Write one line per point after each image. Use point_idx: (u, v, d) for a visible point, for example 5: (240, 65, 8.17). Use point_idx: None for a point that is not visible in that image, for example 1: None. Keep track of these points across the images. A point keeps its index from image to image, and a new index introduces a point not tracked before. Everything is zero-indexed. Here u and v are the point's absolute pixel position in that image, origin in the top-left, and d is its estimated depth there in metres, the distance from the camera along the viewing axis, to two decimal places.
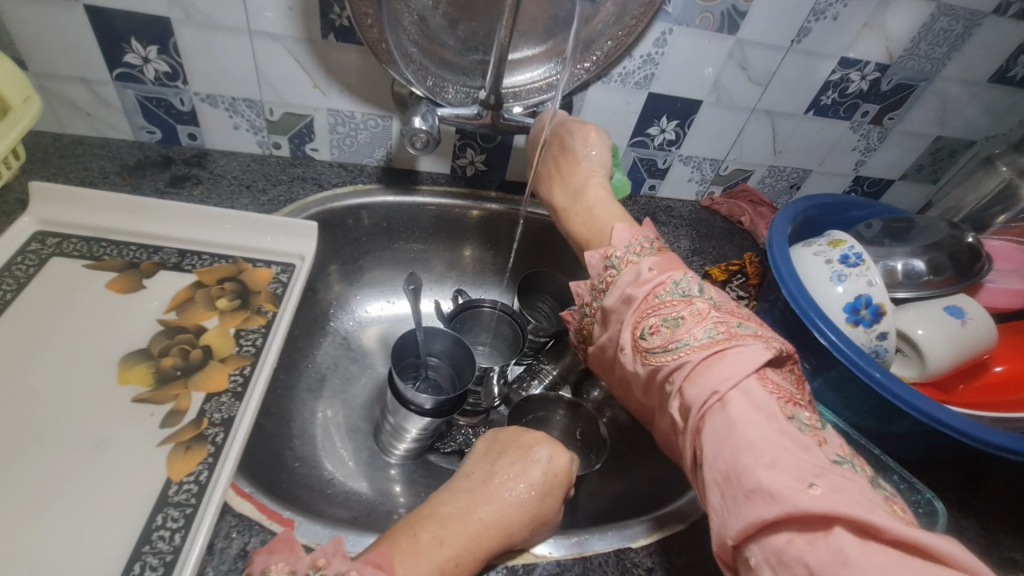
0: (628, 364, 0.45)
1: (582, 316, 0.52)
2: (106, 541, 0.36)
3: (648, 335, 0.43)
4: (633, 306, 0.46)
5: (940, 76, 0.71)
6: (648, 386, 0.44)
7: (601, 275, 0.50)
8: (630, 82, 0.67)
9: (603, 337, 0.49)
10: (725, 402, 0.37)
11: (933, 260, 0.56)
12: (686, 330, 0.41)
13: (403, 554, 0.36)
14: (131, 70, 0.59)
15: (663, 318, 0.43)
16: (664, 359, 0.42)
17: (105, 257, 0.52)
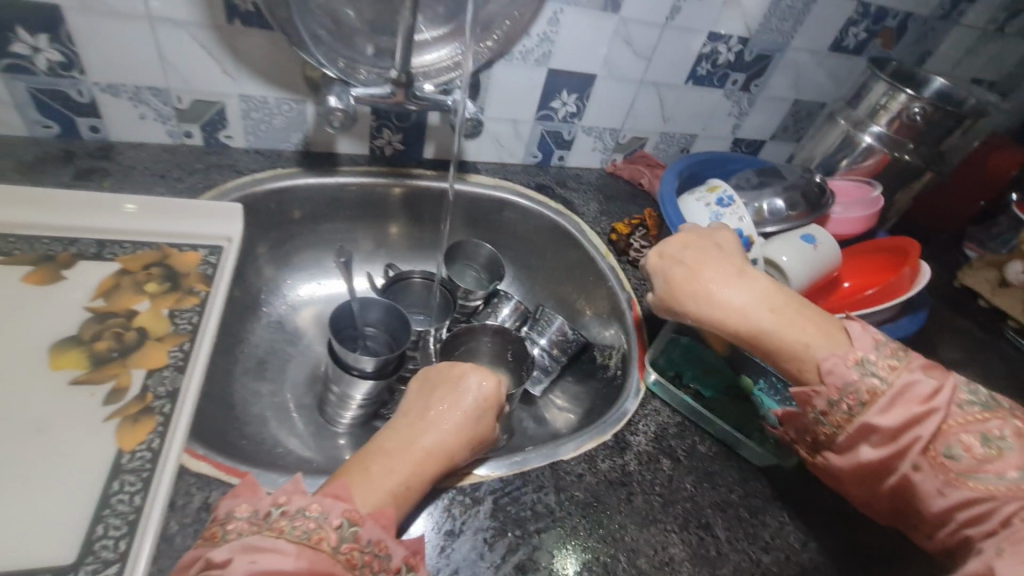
0: (920, 481, 0.40)
1: (815, 422, 0.44)
2: (64, 510, 0.38)
3: (957, 453, 0.39)
4: (934, 418, 0.40)
5: (790, 47, 0.83)
6: (946, 513, 0.39)
7: (835, 392, 0.42)
8: (531, 60, 0.73)
9: (858, 452, 0.42)
10: None
11: (789, 198, 0.67)
12: (1017, 456, 0.38)
13: (361, 482, 0.39)
14: (20, 61, 0.57)
15: (977, 433, 0.39)
16: (987, 488, 0.38)
17: (16, 252, 0.51)
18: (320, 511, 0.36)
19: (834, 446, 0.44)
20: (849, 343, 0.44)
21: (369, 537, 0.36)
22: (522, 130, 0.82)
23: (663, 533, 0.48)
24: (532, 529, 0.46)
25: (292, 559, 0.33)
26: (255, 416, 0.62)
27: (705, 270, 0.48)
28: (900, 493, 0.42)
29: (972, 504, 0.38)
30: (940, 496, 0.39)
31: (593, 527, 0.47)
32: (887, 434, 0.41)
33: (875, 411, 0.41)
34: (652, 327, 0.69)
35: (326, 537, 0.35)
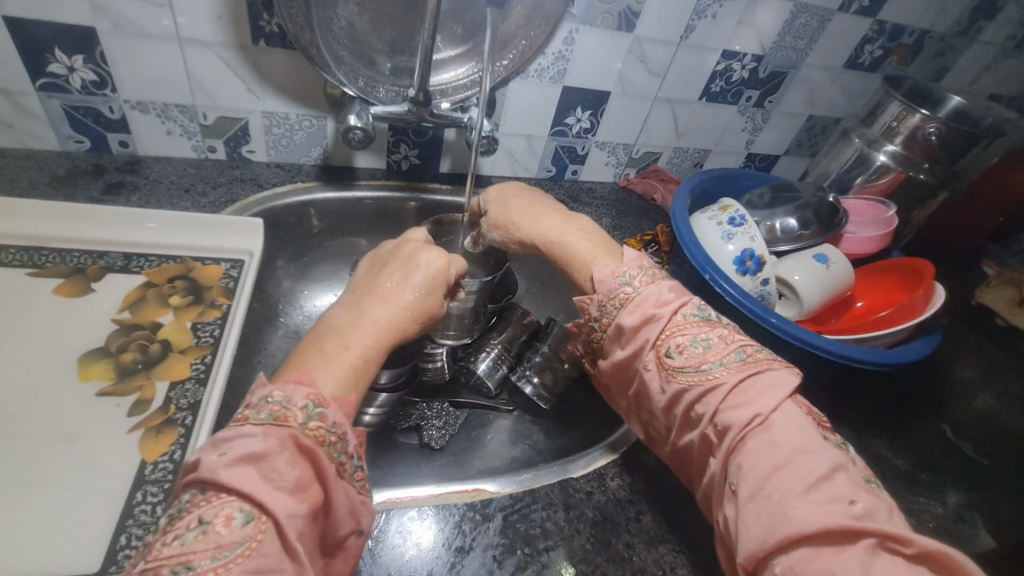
0: (650, 381, 0.46)
1: (590, 331, 0.52)
2: (90, 519, 0.39)
3: (673, 354, 0.45)
4: (658, 324, 0.47)
5: (805, 64, 0.83)
6: (668, 410, 0.45)
7: (600, 309, 0.50)
8: (546, 77, 0.74)
9: (613, 352, 0.50)
10: (756, 427, 0.39)
11: (802, 218, 0.67)
12: (718, 352, 0.44)
13: (321, 366, 0.40)
14: (55, 79, 0.59)
15: (670, 352, 0.45)
16: (692, 380, 0.43)
17: (48, 265, 0.53)
18: (279, 394, 0.36)
19: (603, 350, 0.51)
20: (622, 262, 0.52)
21: (334, 419, 0.36)
22: (537, 145, 0.83)
23: (671, 553, 0.48)
24: (540, 547, 0.46)
25: (262, 438, 0.33)
26: None
27: (512, 211, 0.60)
28: (642, 395, 0.48)
29: (692, 403, 0.43)
30: (661, 395, 0.45)
31: (603, 546, 0.47)
32: (629, 334, 0.48)
33: (628, 312, 0.48)
34: None
35: (293, 414, 0.35)
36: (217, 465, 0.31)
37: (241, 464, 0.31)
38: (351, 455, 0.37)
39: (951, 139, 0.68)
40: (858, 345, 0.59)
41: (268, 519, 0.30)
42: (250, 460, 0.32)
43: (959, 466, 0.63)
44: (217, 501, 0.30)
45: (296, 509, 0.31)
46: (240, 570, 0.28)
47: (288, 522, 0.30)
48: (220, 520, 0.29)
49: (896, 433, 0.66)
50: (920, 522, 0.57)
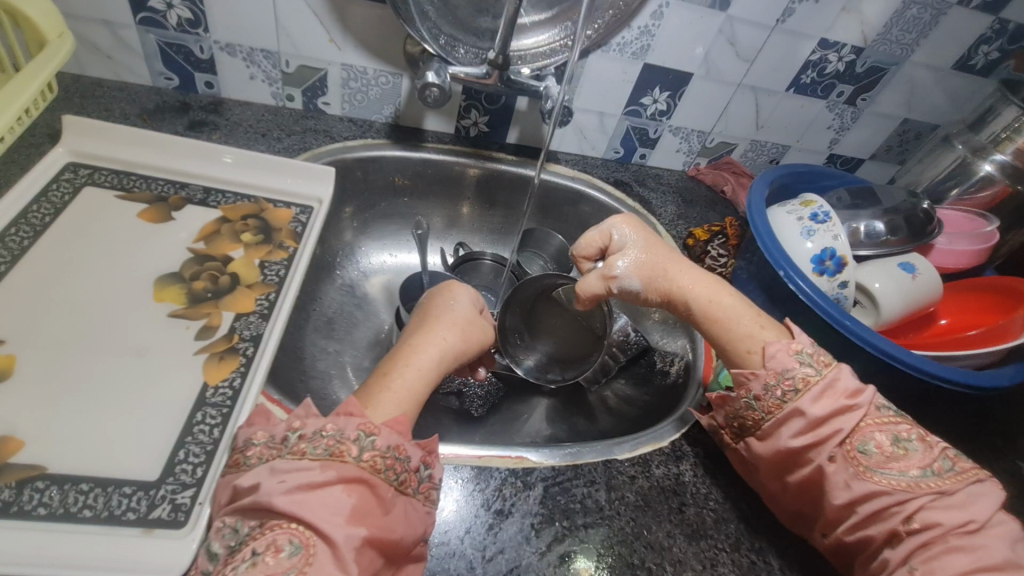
0: (833, 474, 0.42)
1: (744, 408, 0.47)
2: (153, 431, 0.41)
3: (869, 450, 0.42)
4: (854, 414, 0.43)
5: (909, 62, 0.77)
6: (847, 507, 0.42)
7: (764, 392, 0.46)
8: (627, 52, 0.71)
9: (777, 438, 0.45)
10: (966, 534, 0.38)
11: (891, 223, 0.63)
12: (925, 457, 0.42)
13: (371, 404, 0.42)
14: (154, 15, 0.61)
15: (864, 446, 0.42)
16: (894, 484, 0.41)
17: (134, 189, 0.55)
18: (331, 425, 0.38)
19: (759, 431, 0.46)
20: (795, 339, 0.48)
21: (387, 443, 0.38)
22: (609, 124, 0.80)
23: (714, 550, 0.46)
24: (579, 523, 0.45)
25: (320, 470, 0.35)
26: (321, 371, 0.64)
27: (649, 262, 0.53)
28: (806, 484, 0.44)
29: (887, 504, 0.41)
30: (840, 491, 0.42)
31: (644, 532, 0.46)
32: (809, 424, 0.44)
33: (807, 403, 0.44)
34: None
35: (347, 448, 0.37)
36: (275, 491, 0.35)
37: (297, 492, 0.34)
38: (414, 470, 0.39)
39: None
40: (942, 364, 0.54)
41: (317, 545, 0.33)
42: (308, 488, 0.35)
43: None
44: (269, 532, 0.33)
45: (351, 531, 0.34)
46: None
47: (338, 545, 0.33)
48: (270, 552, 0.32)
49: None
50: None
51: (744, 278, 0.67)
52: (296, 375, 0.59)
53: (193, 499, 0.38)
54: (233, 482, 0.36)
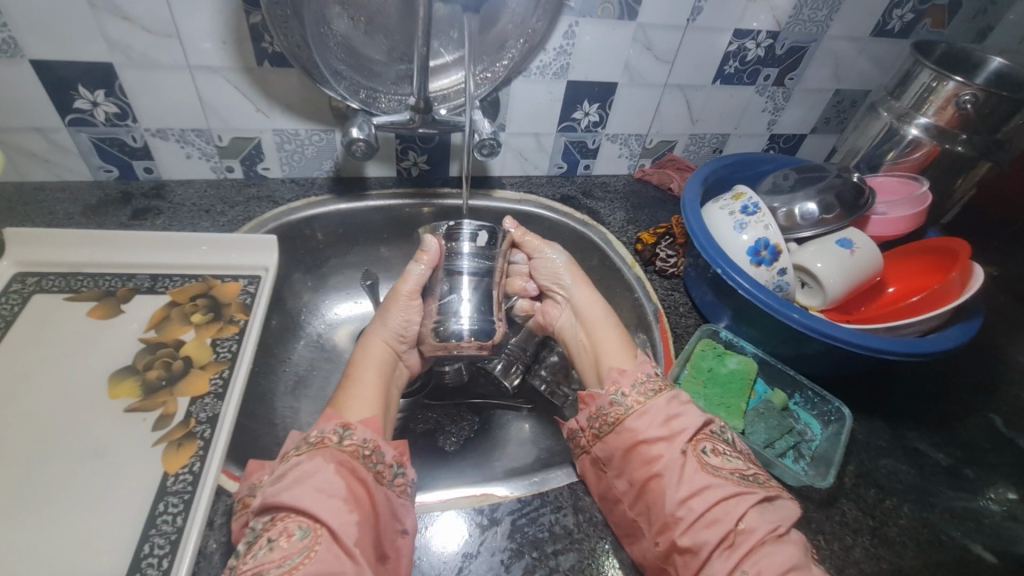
0: (672, 471, 0.46)
1: (610, 404, 0.51)
2: (116, 529, 0.42)
3: (708, 454, 0.47)
4: (695, 419, 0.49)
5: (827, 36, 0.79)
6: (683, 503, 0.45)
7: (631, 390, 0.51)
8: (549, 73, 0.73)
9: (636, 430, 0.49)
10: (775, 534, 0.42)
11: (824, 201, 0.64)
12: (743, 466, 0.47)
13: (340, 405, 0.51)
14: (82, 115, 0.63)
15: (704, 451, 0.47)
16: (724, 480, 0.45)
17: (82, 289, 0.57)
18: (313, 431, 0.46)
19: (620, 425, 0.50)
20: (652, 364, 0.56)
21: (362, 435, 0.47)
22: (546, 143, 0.82)
23: None
24: (549, 551, 0.46)
25: (310, 461, 0.43)
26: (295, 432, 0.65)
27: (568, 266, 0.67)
28: (650, 482, 0.46)
29: (717, 501, 0.44)
30: (678, 488, 0.45)
31: (614, 548, 0.47)
32: (663, 419, 0.49)
33: (663, 401, 0.50)
34: (680, 339, 0.66)
35: (329, 438, 0.45)
36: (278, 491, 0.41)
37: (296, 486, 0.41)
38: (387, 465, 0.46)
39: (989, 107, 0.62)
40: (884, 336, 0.56)
41: (322, 531, 0.39)
42: (304, 480, 0.41)
43: (1009, 460, 0.58)
44: (279, 522, 0.39)
45: (345, 513, 0.40)
46: (303, 570, 0.37)
47: (337, 529, 0.39)
48: (283, 537, 0.38)
49: (937, 426, 0.61)
50: (963, 521, 0.53)
51: (694, 276, 0.68)
52: (268, 441, 0.60)
53: None
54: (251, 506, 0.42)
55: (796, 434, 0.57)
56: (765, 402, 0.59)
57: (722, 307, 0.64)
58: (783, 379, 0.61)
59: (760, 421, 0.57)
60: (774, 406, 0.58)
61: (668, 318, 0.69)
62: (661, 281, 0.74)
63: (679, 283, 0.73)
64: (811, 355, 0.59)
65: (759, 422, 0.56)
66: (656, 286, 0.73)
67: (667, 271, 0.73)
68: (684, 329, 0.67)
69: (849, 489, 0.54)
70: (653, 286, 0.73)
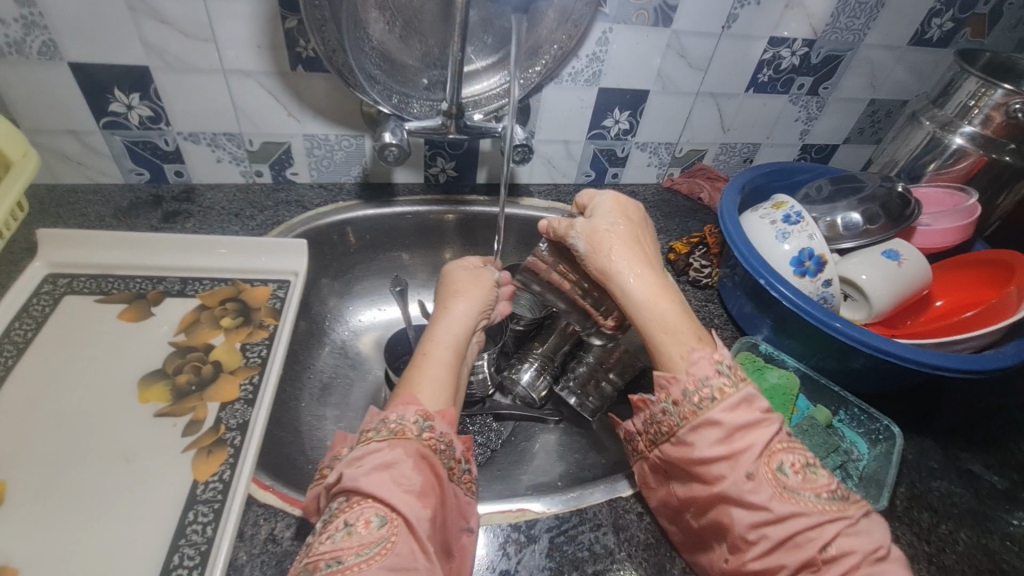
0: (754, 495, 0.40)
1: (663, 413, 0.45)
2: (146, 538, 0.40)
3: (787, 471, 0.41)
4: (768, 429, 0.42)
5: (864, 45, 0.77)
6: (757, 527, 0.40)
7: (683, 399, 0.44)
8: (581, 80, 0.72)
9: (692, 447, 0.43)
10: (874, 560, 0.38)
11: (867, 212, 0.62)
12: (827, 482, 0.42)
13: (417, 384, 0.46)
14: (116, 118, 0.63)
15: (783, 467, 0.41)
16: (810, 506, 0.40)
17: (113, 291, 0.57)
18: (393, 415, 0.42)
19: (675, 439, 0.44)
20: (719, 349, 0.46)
21: (441, 430, 0.42)
22: (574, 150, 0.81)
23: None
24: (589, 571, 0.44)
25: (390, 449, 0.39)
26: (321, 440, 0.64)
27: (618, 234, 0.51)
28: (714, 501, 0.41)
29: (802, 528, 0.39)
30: (753, 512, 0.40)
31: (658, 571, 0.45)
32: (724, 433, 0.42)
33: (725, 409, 0.42)
34: None
35: (410, 429, 0.41)
36: (357, 473, 0.37)
37: (376, 472, 0.37)
38: (457, 461, 0.43)
39: None
40: (936, 350, 0.54)
41: (400, 520, 0.35)
42: (383, 468, 0.38)
43: None
44: (357, 507, 0.35)
45: (422, 511, 0.36)
46: (381, 564, 0.33)
47: (416, 522, 0.35)
48: (361, 523, 0.35)
49: (991, 449, 0.58)
50: None
51: (731, 287, 0.66)
52: (294, 449, 0.59)
53: None
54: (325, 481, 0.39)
55: (843, 453, 0.54)
56: (809, 419, 0.56)
57: (761, 318, 0.62)
58: (827, 395, 0.59)
59: (805, 439, 0.54)
60: (817, 422, 0.56)
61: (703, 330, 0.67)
62: (694, 291, 0.72)
63: (713, 293, 0.71)
64: (857, 370, 0.57)
65: (803, 440, 0.54)
66: (689, 296, 0.71)
67: (701, 281, 0.71)
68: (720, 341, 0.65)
69: (902, 512, 0.51)
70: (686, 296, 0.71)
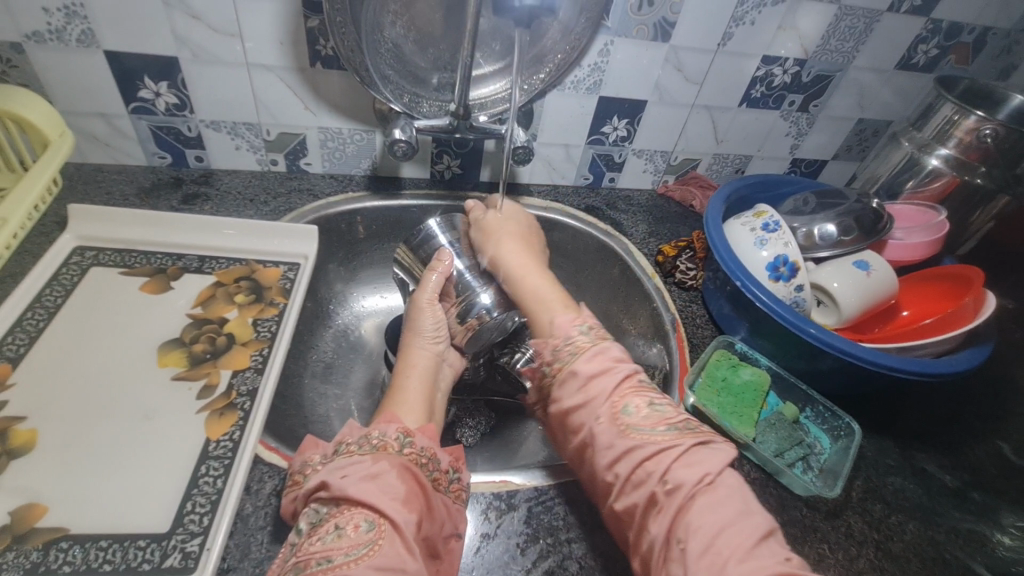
0: (599, 433, 0.45)
1: (543, 374, 0.51)
2: (161, 486, 0.45)
3: (630, 411, 0.45)
4: (612, 376, 0.48)
5: (853, 67, 0.81)
6: (611, 468, 0.44)
7: (557, 358, 0.50)
8: (582, 88, 0.76)
9: (559, 400, 0.49)
10: (705, 486, 0.41)
11: (842, 224, 0.65)
12: (672, 417, 0.45)
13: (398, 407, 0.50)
14: (144, 103, 0.68)
15: (627, 408, 0.46)
16: (651, 438, 0.44)
17: (136, 265, 0.61)
18: (376, 432, 0.45)
19: (551, 396, 0.50)
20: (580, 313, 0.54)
21: (422, 445, 0.46)
22: (574, 154, 0.85)
23: None
24: (562, 538, 0.48)
25: (373, 461, 0.42)
26: (321, 415, 0.68)
27: (496, 229, 0.62)
28: (583, 449, 0.47)
29: (642, 461, 0.43)
30: (606, 454, 0.45)
31: None
32: (581, 382, 0.48)
33: (586, 361, 0.49)
34: (696, 349, 0.68)
35: (390, 444, 0.44)
36: (344, 483, 0.40)
37: (363, 481, 0.40)
38: (444, 471, 0.46)
39: (1008, 142, 0.64)
40: (898, 355, 0.58)
41: (386, 524, 0.38)
42: (369, 478, 0.41)
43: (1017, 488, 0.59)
44: (347, 512, 0.39)
45: (407, 517, 0.39)
46: (368, 563, 0.36)
47: (402, 524, 0.38)
48: (350, 526, 0.38)
49: (946, 451, 0.62)
50: (969, 543, 0.54)
51: (713, 289, 0.70)
52: (297, 421, 0.63)
53: (201, 546, 0.42)
54: (303, 490, 0.43)
55: (806, 446, 0.59)
56: (777, 414, 0.60)
57: (738, 320, 0.66)
58: (796, 394, 0.63)
59: (771, 431, 0.58)
60: (785, 418, 0.60)
61: (685, 328, 0.71)
62: (680, 292, 0.76)
63: (697, 295, 0.76)
64: (823, 371, 0.61)
65: (769, 433, 0.58)
66: (675, 297, 0.75)
67: (686, 282, 0.75)
68: (699, 340, 0.70)
69: (856, 503, 0.55)
70: (671, 296, 0.75)
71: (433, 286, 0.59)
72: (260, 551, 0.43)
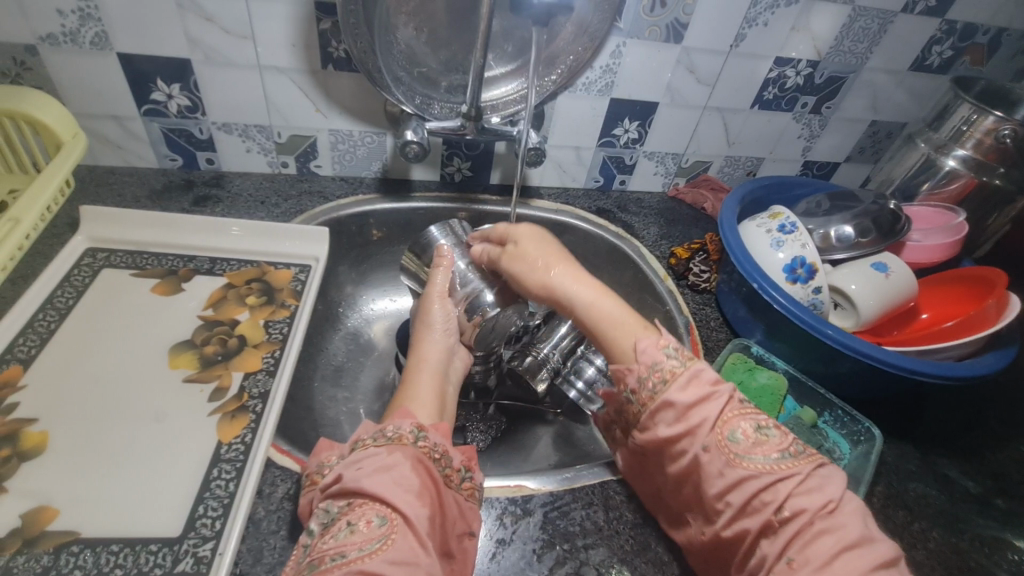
0: (707, 463, 0.44)
1: (626, 401, 0.49)
2: (173, 490, 0.44)
3: (738, 438, 0.44)
4: (716, 403, 0.46)
5: (866, 68, 0.81)
6: (720, 497, 0.43)
7: (637, 386, 0.48)
8: (593, 90, 0.76)
9: (655, 430, 0.47)
10: (826, 513, 0.40)
11: (860, 225, 0.65)
12: (782, 442, 0.44)
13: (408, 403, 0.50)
14: (157, 106, 0.68)
15: (734, 435, 0.44)
16: (761, 468, 0.42)
17: (147, 266, 0.61)
18: (389, 426, 0.44)
19: (640, 424, 0.48)
20: (662, 335, 0.50)
21: (435, 441, 0.45)
22: (585, 156, 0.85)
23: None
24: (579, 544, 0.47)
25: (386, 454, 0.42)
26: (331, 419, 0.67)
27: (533, 245, 0.57)
28: (684, 476, 0.45)
29: (755, 492, 0.42)
30: (714, 482, 0.44)
31: (642, 548, 0.48)
32: (679, 412, 0.46)
33: (677, 389, 0.46)
34: (711, 353, 0.67)
35: (405, 437, 0.44)
36: (358, 476, 0.40)
37: (376, 474, 0.40)
38: (456, 469, 0.45)
39: None
40: (918, 358, 0.57)
41: (398, 519, 0.38)
42: (382, 471, 0.40)
43: None
44: (358, 508, 0.38)
45: (419, 510, 0.38)
46: (381, 556, 0.35)
47: (414, 519, 0.38)
48: (362, 522, 0.37)
49: (968, 456, 0.61)
50: (994, 551, 0.53)
51: (727, 292, 0.70)
52: (308, 424, 0.62)
53: (213, 550, 0.41)
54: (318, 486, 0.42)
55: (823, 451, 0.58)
56: (795, 419, 0.59)
57: (754, 323, 0.65)
58: (813, 398, 0.61)
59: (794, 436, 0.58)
60: (802, 423, 0.59)
61: (698, 331, 0.70)
62: (693, 295, 0.75)
63: (711, 297, 0.75)
64: (842, 375, 0.60)
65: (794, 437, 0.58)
66: (688, 299, 0.74)
67: (699, 285, 0.75)
68: (714, 343, 0.69)
69: (877, 509, 0.54)
70: (684, 299, 0.74)
71: (444, 282, 0.59)
72: (273, 555, 0.42)
